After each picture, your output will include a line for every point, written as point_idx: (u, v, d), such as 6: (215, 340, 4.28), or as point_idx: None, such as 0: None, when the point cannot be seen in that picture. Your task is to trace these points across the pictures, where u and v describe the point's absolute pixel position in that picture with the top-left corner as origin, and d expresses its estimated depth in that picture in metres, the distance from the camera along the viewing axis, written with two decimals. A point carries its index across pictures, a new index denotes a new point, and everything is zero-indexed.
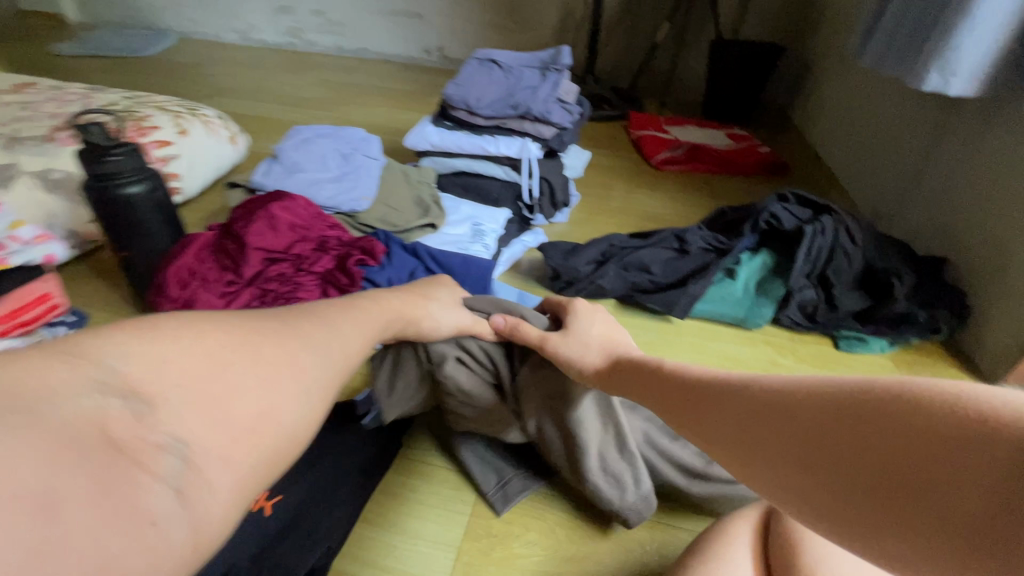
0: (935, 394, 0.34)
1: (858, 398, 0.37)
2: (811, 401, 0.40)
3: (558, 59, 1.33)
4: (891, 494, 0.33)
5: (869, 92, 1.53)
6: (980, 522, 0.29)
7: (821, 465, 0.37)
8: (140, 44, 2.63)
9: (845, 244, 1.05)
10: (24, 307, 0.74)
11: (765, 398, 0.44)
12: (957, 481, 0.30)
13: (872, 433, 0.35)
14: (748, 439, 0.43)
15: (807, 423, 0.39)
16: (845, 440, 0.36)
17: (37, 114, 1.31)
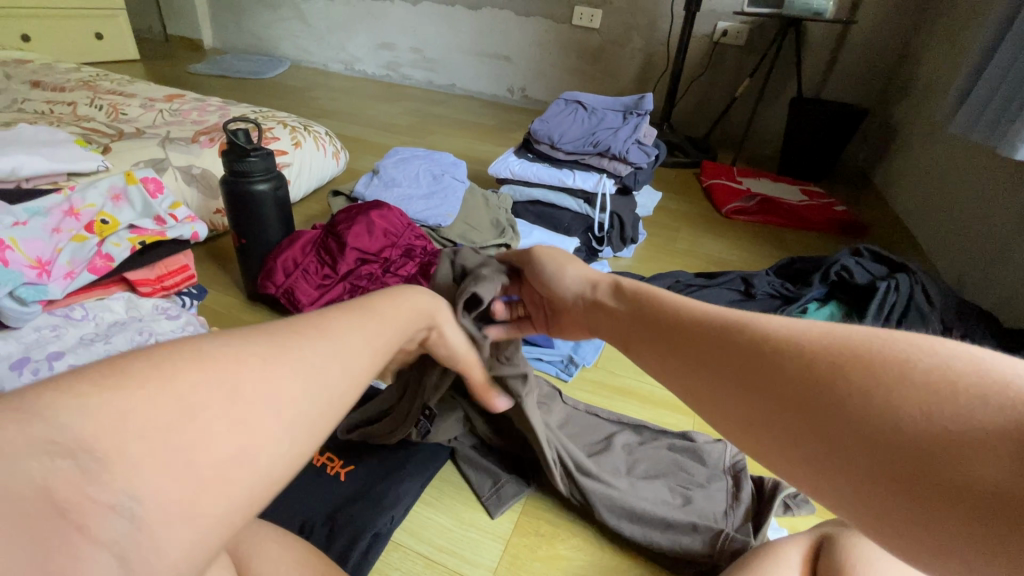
0: (942, 360, 0.31)
1: (862, 358, 0.33)
2: (806, 360, 0.36)
3: (640, 105, 1.42)
4: (891, 464, 0.29)
5: (958, 158, 1.50)
6: (997, 495, 0.26)
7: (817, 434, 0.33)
8: (262, 68, 2.99)
9: (921, 304, 1.04)
10: (168, 273, 0.87)
11: (753, 355, 0.39)
12: (974, 452, 0.27)
13: (875, 400, 0.31)
14: (737, 402, 0.39)
15: (799, 384, 0.35)
16: (842, 409, 0.32)
17: (183, 121, 1.54)
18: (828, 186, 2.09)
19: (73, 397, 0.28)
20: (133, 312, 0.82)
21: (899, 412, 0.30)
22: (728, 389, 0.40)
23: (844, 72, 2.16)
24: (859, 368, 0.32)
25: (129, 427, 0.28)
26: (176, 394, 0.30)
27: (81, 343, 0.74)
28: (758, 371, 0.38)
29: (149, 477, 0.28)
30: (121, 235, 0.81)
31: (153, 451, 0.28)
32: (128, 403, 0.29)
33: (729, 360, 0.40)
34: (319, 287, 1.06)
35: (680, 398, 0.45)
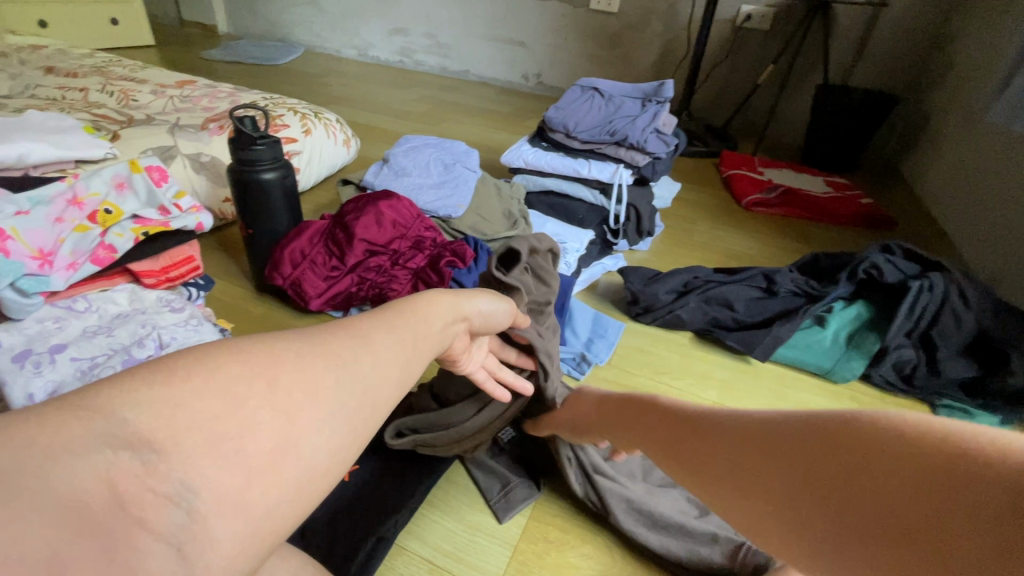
0: (927, 430, 0.33)
1: (851, 430, 0.35)
2: (805, 435, 0.38)
3: (659, 92, 1.36)
4: (896, 543, 0.31)
5: (996, 150, 1.42)
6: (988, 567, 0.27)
7: (825, 507, 0.35)
8: (275, 54, 2.96)
9: (955, 306, 0.98)
10: (173, 264, 0.85)
11: (760, 433, 0.41)
12: (965, 528, 0.28)
13: (872, 470, 0.33)
14: (746, 480, 0.41)
15: (803, 464, 0.37)
16: (844, 479, 0.34)
17: (193, 107, 1.52)
18: (854, 177, 2.01)
19: (115, 394, 0.27)
20: (137, 304, 0.81)
21: (889, 486, 0.32)
22: (737, 477, 0.42)
23: (874, 58, 2.06)
24: (854, 449, 0.34)
25: (179, 420, 0.27)
26: (216, 390, 0.29)
27: (84, 335, 0.73)
28: (761, 462, 0.40)
29: (202, 472, 0.27)
30: (124, 225, 0.79)
31: (201, 448, 0.27)
32: (170, 404, 0.27)
33: (732, 456, 0.43)
34: (326, 278, 1.04)
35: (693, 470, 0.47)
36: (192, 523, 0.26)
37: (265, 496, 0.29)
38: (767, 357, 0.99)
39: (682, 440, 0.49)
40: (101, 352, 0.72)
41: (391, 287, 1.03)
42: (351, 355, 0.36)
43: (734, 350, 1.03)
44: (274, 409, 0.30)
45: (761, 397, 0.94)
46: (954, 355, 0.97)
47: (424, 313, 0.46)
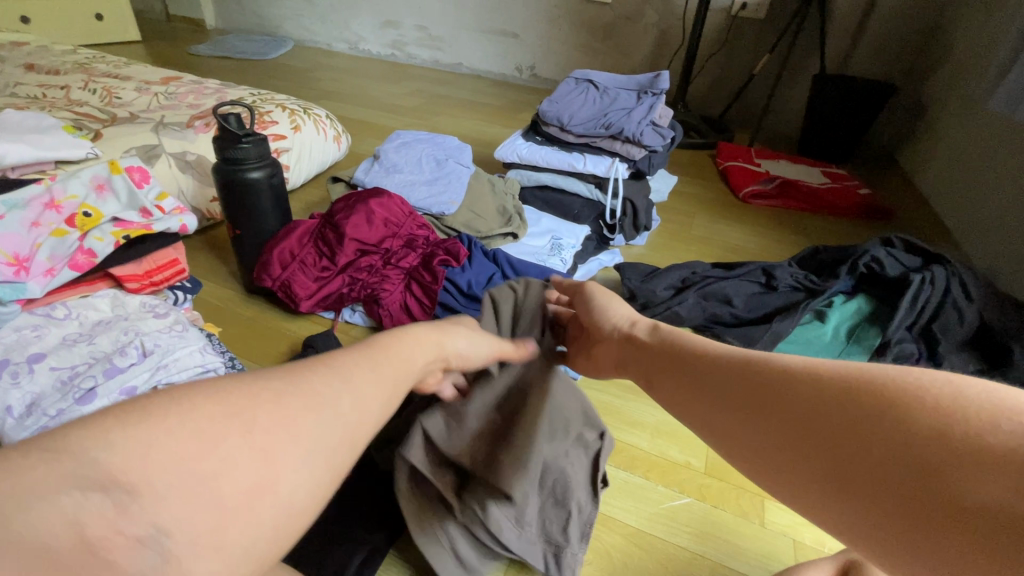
0: (947, 393, 0.33)
1: (874, 387, 0.35)
2: (820, 387, 0.37)
3: (655, 83, 1.34)
4: (905, 489, 0.31)
5: (996, 138, 1.40)
6: (996, 515, 0.27)
7: (829, 454, 0.35)
8: (264, 49, 2.91)
9: (956, 298, 0.97)
10: (157, 268, 0.83)
11: (768, 375, 0.41)
12: (979, 477, 0.28)
13: (884, 421, 0.33)
14: (752, 412, 0.40)
15: (819, 413, 0.36)
16: (856, 428, 0.34)
17: (178, 104, 1.48)
18: (852, 167, 1.99)
19: (89, 437, 0.28)
20: (120, 309, 0.78)
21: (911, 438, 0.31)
22: (743, 427, 0.41)
23: (872, 46, 2.04)
24: (873, 400, 0.34)
25: (150, 460, 0.28)
26: (195, 428, 0.30)
27: (64, 343, 0.71)
28: (771, 404, 0.39)
29: (171, 510, 0.27)
30: (103, 229, 0.77)
31: (178, 484, 0.28)
32: (147, 440, 0.28)
33: (739, 398, 0.42)
34: (317, 279, 1.02)
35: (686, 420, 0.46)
36: (167, 566, 0.27)
37: (241, 538, 0.29)
38: (767, 354, 0.97)
39: (686, 374, 0.47)
40: (82, 361, 0.69)
41: (384, 287, 1.01)
42: (333, 382, 0.37)
43: None
44: (254, 446, 0.31)
45: None
46: (956, 348, 0.96)
47: (402, 342, 0.45)
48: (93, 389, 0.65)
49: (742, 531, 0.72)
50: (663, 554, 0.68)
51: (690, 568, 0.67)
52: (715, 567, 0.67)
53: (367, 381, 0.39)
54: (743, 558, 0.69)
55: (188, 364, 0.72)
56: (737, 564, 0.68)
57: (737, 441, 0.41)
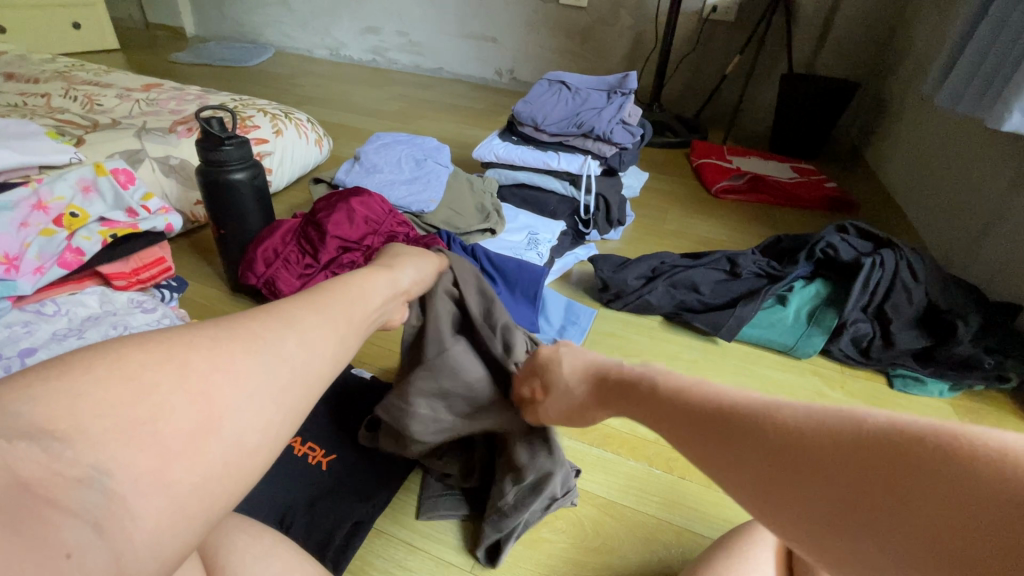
0: (980, 451, 0.28)
1: (898, 447, 0.30)
2: (834, 446, 0.32)
3: (625, 83, 1.39)
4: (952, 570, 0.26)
5: (947, 132, 1.48)
6: None
7: (856, 526, 0.30)
8: (245, 56, 2.93)
9: (906, 280, 1.03)
10: (143, 266, 0.86)
11: (780, 425, 0.35)
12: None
13: (925, 501, 0.28)
14: (758, 467, 0.35)
15: (872, 482, 0.30)
16: (890, 502, 0.29)
17: (160, 110, 1.51)
18: (820, 163, 2.07)
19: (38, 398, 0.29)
20: (108, 306, 0.81)
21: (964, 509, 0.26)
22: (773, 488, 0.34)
23: (836, 46, 2.12)
24: (931, 472, 0.28)
25: (80, 408, 0.30)
26: None
27: (55, 338, 0.73)
28: (806, 480, 0.32)
29: None
30: (90, 228, 0.80)
31: (111, 428, 0.30)
32: None
33: (752, 447, 0.36)
34: (300, 276, 1.05)
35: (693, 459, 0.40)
36: None
37: (184, 474, 0.31)
38: (732, 337, 1.03)
39: (699, 430, 0.40)
40: None
41: None
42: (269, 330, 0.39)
43: (702, 331, 1.07)
44: None
45: (727, 375, 0.98)
46: (907, 327, 1.02)
47: (360, 298, 0.49)
48: None
49: (705, 500, 0.76)
50: (632, 521, 0.72)
51: (656, 533, 0.71)
52: (679, 532, 0.72)
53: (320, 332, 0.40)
54: (707, 523, 0.73)
55: None
56: (701, 528, 0.73)
57: (770, 495, 0.34)
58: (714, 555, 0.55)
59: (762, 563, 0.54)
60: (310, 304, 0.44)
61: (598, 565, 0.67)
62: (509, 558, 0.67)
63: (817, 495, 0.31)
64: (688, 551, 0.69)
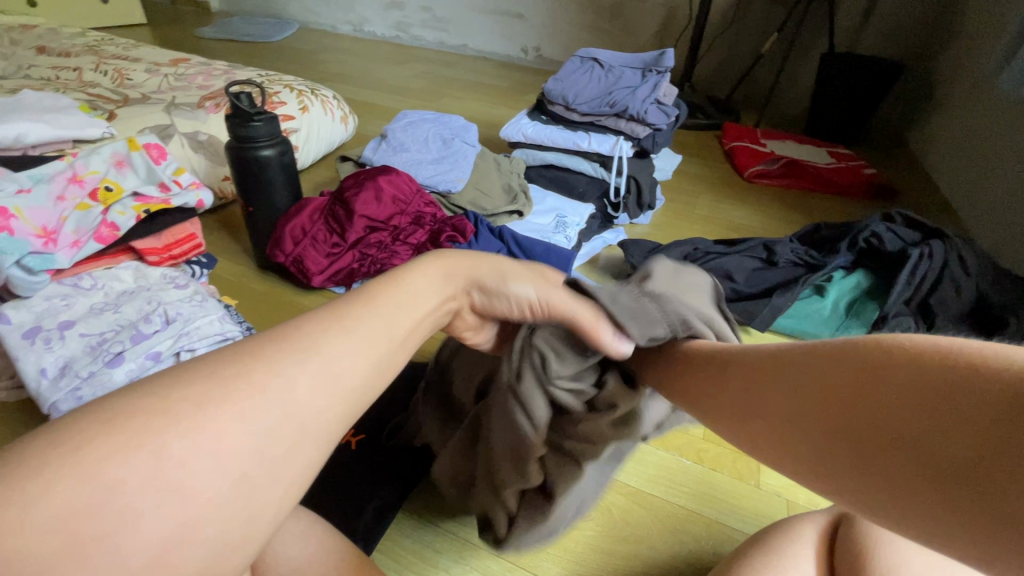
0: (920, 346, 0.31)
1: (848, 349, 0.34)
2: (802, 356, 0.38)
3: (661, 62, 1.34)
4: (869, 447, 0.31)
5: (1003, 117, 1.40)
6: (964, 465, 0.26)
7: (807, 421, 0.35)
8: (269, 32, 2.91)
9: (954, 272, 0.99)
10: (175, 242, 0.86)
11: (766, 352, 0.41)
12: (940, 431, 0.28)
13: (862, 391, 0.32)
14: (740, 388, 0.41)
15: (807, 372, 0.36)
16: (832, 395, 0.34)
17: (188, 85, 1.50)
18: (859, 148, 1.98)
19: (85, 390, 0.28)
20: (142, 281, 0.81)
21: (887, 388, 0.31)
22: (746, 403, 0.41)
23: (881, 25, 2.01)
24: (855, 358, 0.33)
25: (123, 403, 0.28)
26: None
27: (92, 311, 0.74)
28: (764, 380, 0.39)
29: None
30: (125, 203, 0.80)
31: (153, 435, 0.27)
32: None
33: (736, 371, 0.42)
34: (327, 255, 1.05)
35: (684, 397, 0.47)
36: None
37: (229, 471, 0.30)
38: (767, 327, 0.99)
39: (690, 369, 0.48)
40: (109, 328, 0.73)
41: (392, 262, 1.04)
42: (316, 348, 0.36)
43: (734, 321, 1.02)
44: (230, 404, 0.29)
45: None
46: (953, 322, 0.97)
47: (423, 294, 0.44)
48: (120, 353, 0.69)
49: (736, 492, 0.75)
50: (663, 512, 0.71)
51: (686, 525, 0.70)
52: (710, 524, 0.70)
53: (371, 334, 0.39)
54: (741, 517, 0.72)
55: (207, 332, 0.76)
56: (734, 523, 0.71)
57: (746, 407, 0.40)
58: (752, 550, 0.54)
59: (802, 562, 0.52)
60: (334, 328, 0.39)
61: (628, 553, 0.66)
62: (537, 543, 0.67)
63: (775, 401, 0.38)
64: (718, 545, 0.68)
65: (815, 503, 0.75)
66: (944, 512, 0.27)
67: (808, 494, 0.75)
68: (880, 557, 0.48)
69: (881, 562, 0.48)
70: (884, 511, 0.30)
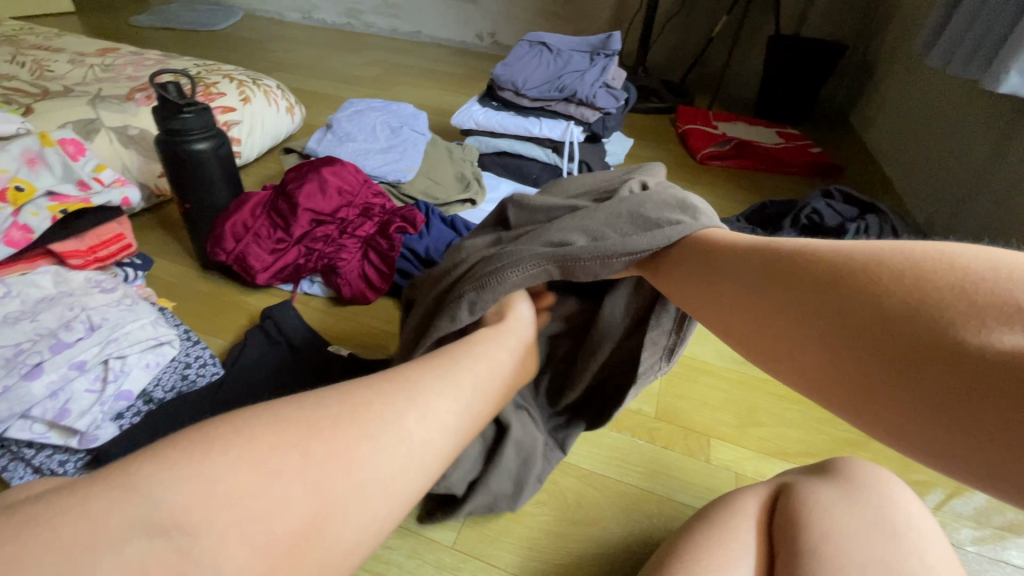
0: (937, 267, 0.36)
1: (880, 263, 0.38)
2: (830, 266, 0.40)
3: (608, 45, 1.33)
4: (902, 354, 0.35)
5: (935, 93, 1.45)
6: (997, 367, 0.31)
7: (836, 337, 0.39)
8: (211, 19, 2.77)
9: (890, 244, 1.03)
10: (102, 243, 0.82)
11: (795, 267, 0.43)
12: (969, 334, 0.32)
13: (893, 303, 0.36)
14: (770, 301, 0.43)
15: (829, 290, 0.40)
16: (861, 309, 0.37)
17: (117, 76, 1.41)
18: (807, 129, 2.03)
19: None
20: (64, 286, 0.76)
21: (913, 303, 0.35)
22: (775, 316, 0.43)
23: (823, 7, 2.06)
24: (884, 273, 0.37)
25: None
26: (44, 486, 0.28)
27: (6, 321, 0.69)
28: (795, 287, 0.42)
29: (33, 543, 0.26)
30: (39, 203, 0.75)
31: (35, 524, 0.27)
32: None
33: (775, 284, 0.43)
34: (272, 251, 1.01)
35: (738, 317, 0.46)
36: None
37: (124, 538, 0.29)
38: None
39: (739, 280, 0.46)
40: (26, 338, 0.68)
41: (341, 256, 1.01)
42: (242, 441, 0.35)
43: None
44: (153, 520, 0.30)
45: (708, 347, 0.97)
46: None
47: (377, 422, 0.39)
48: (39, 364, 0.65)
49: (688, 468, 0.76)
50: (617, 492, 0.72)
51: (638, 504, 0.71)
52: (662, 501, 0.72)
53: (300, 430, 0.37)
54: (691, 491, 0.73)
55: (139, 337, 0.72)
56: (684, 498, 0.72)
57: (778, 316, 0.43)
58: (702, 521, 0.55)
59: (743, 534, 0.53)
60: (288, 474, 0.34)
61: (583, 537, 0.67)
62: (493, 532, 0.66)
63: (797, 309, 0.42)
64: (671, 521, 0.69)
65: (762, 474, 0.77)
66: (968, 410, 0.32)
67: (756, 465, 0.78)
68: (816, 526, 0.50)
69: (815, 529, 0.50)
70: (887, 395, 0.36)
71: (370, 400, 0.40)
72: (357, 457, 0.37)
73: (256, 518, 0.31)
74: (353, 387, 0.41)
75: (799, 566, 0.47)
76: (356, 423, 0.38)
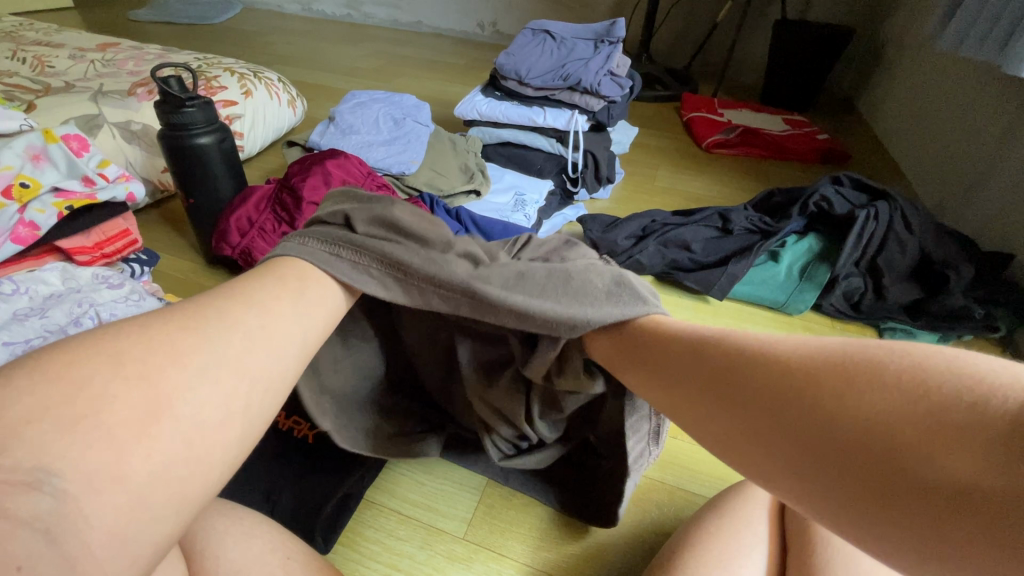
0: (898, 365, 0.28)
1: (831, 361, 0.31)
2: (778, 362, 0.33)
3: (612, 32, 1.31)
4: (869, 475, 0.27)
5: (947, 75, 1.42)
6: (976, 496, 0.23)
7: (786, 443, 0.31)
8: (210, 12, 2.75)
9: (899, 230, 1.02)
10: (107, 239, 0.82)
11: (742, 359, 0.35)
12: (946, 451, 0.25)
13: (849, 414, 0.28)
14: (722, 397, 0.35)
15: (779, 385, 0.32)
16: (813, 413, 0.30)
17: (118, 71, 1.41)
18: (815, 115, 2.00)
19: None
20: (71, 283, 0.76)
21: (871, 413, 0.28)
22: (724, 417, 0.35)
23: None
24: (838, 371, 0.30)
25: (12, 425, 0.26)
26: None
27: (14, 318, 0.69)
28: (734, 386, 0.35)
29: None
30: (44, 200, 0.75)
31: None
32: None
33: (723, 379, 0.35)
34: (277, 244, 1.00)
35: (685, 406, 0.38)
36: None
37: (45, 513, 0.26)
38: (724, 296, 1.00)
39: (686, 369, 0.39)
40: (36, 334, 0.67)
41: None
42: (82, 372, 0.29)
43: (693, 291, 1.04)
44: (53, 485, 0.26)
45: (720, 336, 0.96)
46: (900, 280, 1.00)
47: (225, 315, 0.36)
48: None
49: (698, 458, 0.76)
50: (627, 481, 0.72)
51: (648, 493, 0.71)
52: (671, 491, 0.71)
53: (154, 347, 0.32)
54: (702, 481, 0.73)
55: None
56: (692, 487, 0.72)
57: (724, 419, 0.35)
58: (712, 511, 0.55)
59: (754, 523, 0.53)
60: (155, 387, 0.30)
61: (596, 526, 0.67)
62: (502, 523, 0.66)
63: (742, 411, 0.34)
64: (681, 509, 0.69)
65: None
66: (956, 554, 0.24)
67: None
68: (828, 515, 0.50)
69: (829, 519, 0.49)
70: (852, 526, 0.28)
71: (201, 309, 0.36)
72: (205, 350, 0.33)
73: (83, 414, 0.28)
74: (166, 309, 0.36)
75: (813, 556, 0.47)
76: (190, 326, 0.34)
